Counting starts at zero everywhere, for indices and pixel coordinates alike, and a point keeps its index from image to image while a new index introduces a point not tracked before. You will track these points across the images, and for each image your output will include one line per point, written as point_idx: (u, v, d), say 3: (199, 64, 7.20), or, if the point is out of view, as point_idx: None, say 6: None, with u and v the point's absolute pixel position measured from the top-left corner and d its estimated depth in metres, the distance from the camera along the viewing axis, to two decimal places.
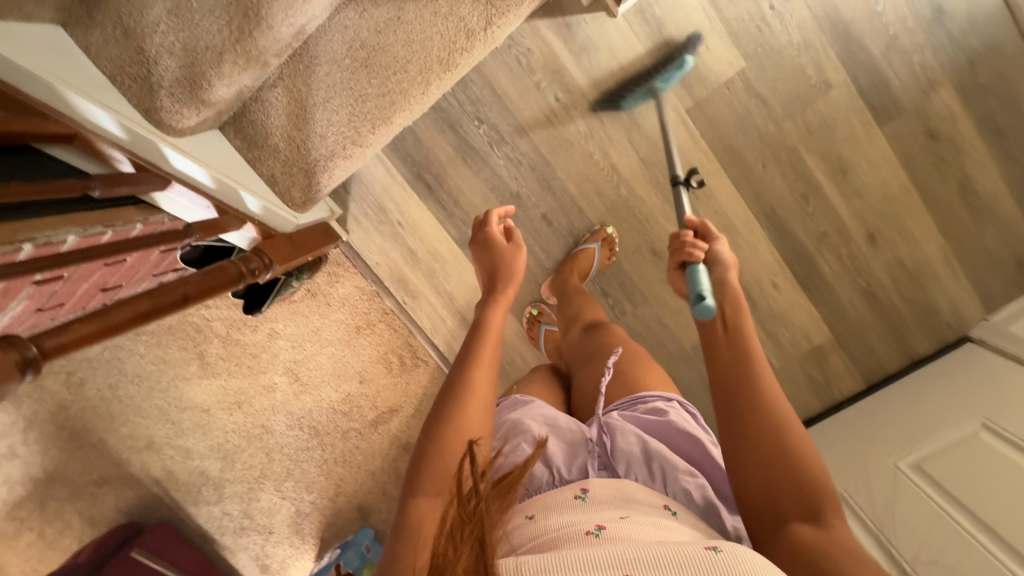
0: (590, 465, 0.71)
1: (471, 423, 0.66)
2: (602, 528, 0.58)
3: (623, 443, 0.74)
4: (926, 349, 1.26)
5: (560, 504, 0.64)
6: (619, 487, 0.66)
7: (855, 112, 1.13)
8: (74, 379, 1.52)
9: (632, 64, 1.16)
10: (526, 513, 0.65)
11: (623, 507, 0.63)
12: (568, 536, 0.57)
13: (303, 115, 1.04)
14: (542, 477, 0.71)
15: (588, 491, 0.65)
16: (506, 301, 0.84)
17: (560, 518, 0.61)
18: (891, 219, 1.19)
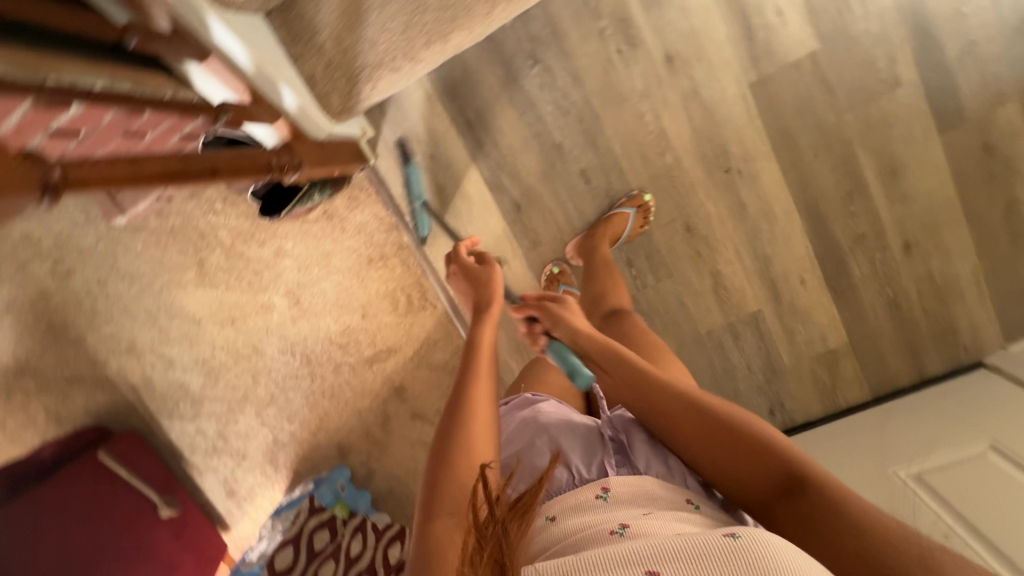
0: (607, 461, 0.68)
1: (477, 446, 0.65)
2: (626, 526, 0.56)
3: (638, 437, 0.71)
4: (937, 367, 1.26)
5: (581, 505, 0.61)
6: (640, 484, 0.63)
7: (917, 114, 1.11)
8: (60, 268, 1.43)
9: (703, 26, 1.11)
10: (547, 514, 0.63)
11: (644, 504, 0.61)
12: (592, 539, 0.55)
13: (356, 15, 0.97)
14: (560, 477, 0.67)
15: (610, 490, 0.62)
16: (493, 318, 0.85)
17: (581, 520, 0.59)
18: (930, 231, 1.18)
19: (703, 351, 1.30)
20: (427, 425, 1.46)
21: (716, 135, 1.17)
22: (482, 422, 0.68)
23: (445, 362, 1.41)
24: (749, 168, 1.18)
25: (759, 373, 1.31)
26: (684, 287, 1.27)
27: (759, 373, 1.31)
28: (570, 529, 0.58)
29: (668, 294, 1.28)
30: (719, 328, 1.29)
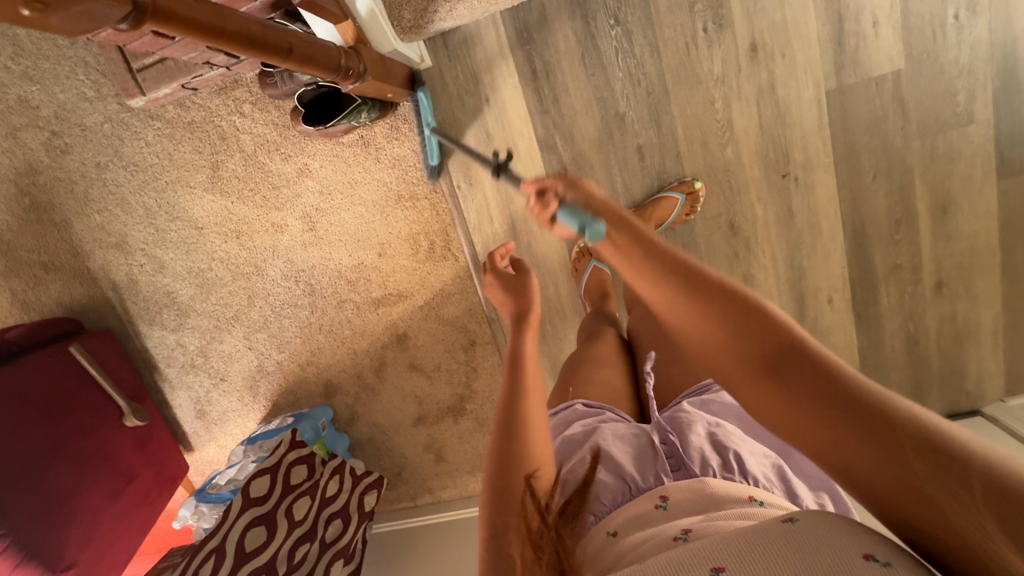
0: (662, 469, 0.64)
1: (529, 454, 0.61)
2: (688, 531, 0.52)
3: (689, 439, 0.67)
4: (938, 408, 1.28)
5: (639, 518, 0.57)
6: (698, 488, 0.58)
7: (981, 155, 1.11)
8: (56, 143, 1.32)
9: (795, 21, 1.08)
10: (608, 529, 0.58)
11: (702, 506, 0.56)
12: (655, 546, 0.51)
13: None
14: (616, 488, 0.63)
15: (668, 498, 0.58)
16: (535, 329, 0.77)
17: (644, 533, 0.54)
18: (965, 275, 1.19)
19: None
20: (423, 379, 1.42)
21: (782, 137, 1.14)
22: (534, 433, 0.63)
23: (455, 319, 1.36)
24: (807, 178, 1.16)
25: None
26: None
27: None
28: (634, 540, 0.54)
29: None
30: None
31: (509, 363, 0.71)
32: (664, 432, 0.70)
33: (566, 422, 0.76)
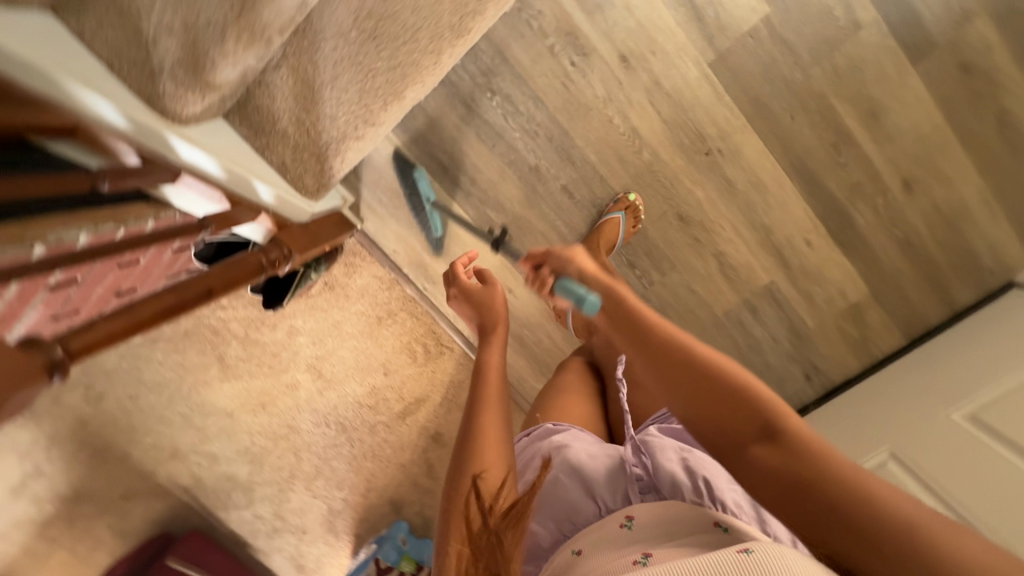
0: (630, 489, 0.66)
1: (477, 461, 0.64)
2: (649, 554, 0.51)
3: (661, 458, 0.67)
4: (965, 296, 1.23)
5: (604, 537, 0.58)
6: (662, 508, 0.60)
7: (885, 51, 1.09)
8: (92, 393, 1.44)
9: (650, 19, 1.11)
10: (572, 548, 0.59)
11: (668, 531, 0.57)
12: (614, 567, 0.51)
13: (311, 95, 0.99)
14: (587, 509, 0.66)
15: (634, 518, 0.60)
16: (496, 340, 0.85)
17: (606, 552, 0.55)
18: (927, 164, 1.15)
19: (725, 335, 1.29)
20: None
21: (688, 121, 1.16)
22: (485, 442, 0.66)
23: None
24: (729, 146, 1.16)
25: (783, 342, 1.30)
26: (690, 275, 1.26)
27: (784, 342, 1.30)
28: (595, 561, 0.54)
29: (676, 285, 1.27)
30: (736, 308, 1.28)
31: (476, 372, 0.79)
32: (638, 453, 0.70)
33: (539, 439, 0.81)
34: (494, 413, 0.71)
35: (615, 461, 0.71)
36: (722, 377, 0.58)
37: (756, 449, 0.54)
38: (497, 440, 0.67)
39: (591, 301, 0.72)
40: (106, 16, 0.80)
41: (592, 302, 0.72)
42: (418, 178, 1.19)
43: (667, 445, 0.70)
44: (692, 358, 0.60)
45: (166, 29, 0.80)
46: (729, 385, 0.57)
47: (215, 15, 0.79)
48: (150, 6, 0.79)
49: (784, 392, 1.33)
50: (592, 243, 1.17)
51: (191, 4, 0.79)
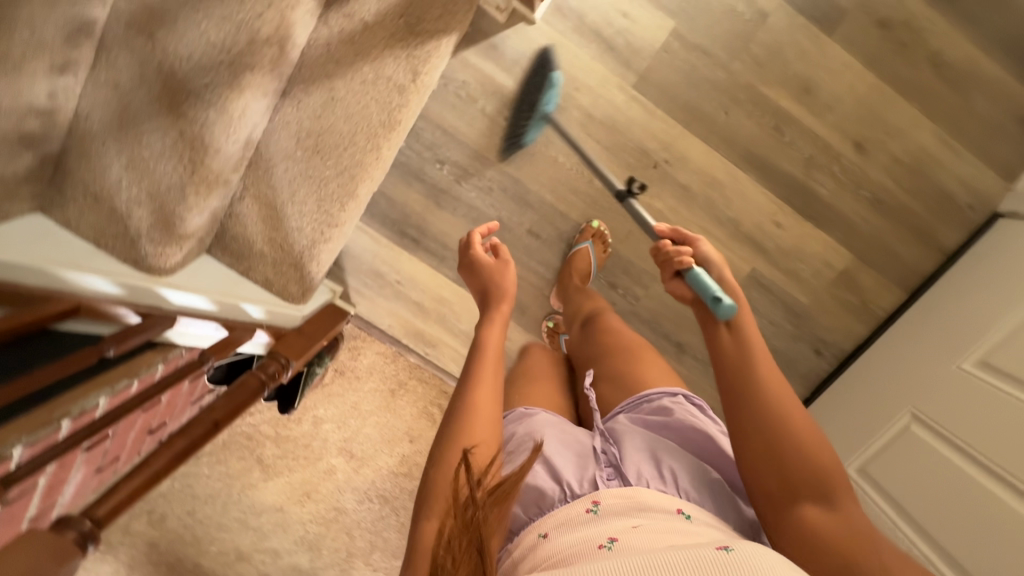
0: (598, 475, 0.63)
1: (467, 435, 0.63)
2: (615, 540, 0.50)
3: (631, 451, 0.67)
4: (951, 236, 1.22)
5: (570, 519, 0.56)
6: (630, 493, 0.58)
7: (798, 30, 1.11)
8: (154, 515, 1.40)
9: (567, 61, 1.16)
10: (538, 531, 0.56)
11: (635, 515, 0.55)
12: (581, 554, 0.49)
13: (276, 215, 1.09)
14: (553, 493, 0.60)
15: (600, 503, 0.57)
16: (501, 314, 0.84)
17: (572, 537, 0.52)
18: (873, 122, 1.16)
19: None
20: None
21: (628, 142, 1.19)
22: (478, 413, 0.66)
23: None
24: (673, 154, 1.20)
25: (782, 324, 1.30)
26: None
27: (784, 324, 1.30)
28: (562, 543, 0.52)
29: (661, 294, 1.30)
30: None
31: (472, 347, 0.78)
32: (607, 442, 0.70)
33: (506, 427, 0.76)
34: (488, 383, 0.70)
35: (582, 450, 0.69)
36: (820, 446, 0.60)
37: (807, 509, 0.57)
38: (489, 414, 0.67)
39: (730, 304, 0.74)
40: (84, 203, 0.92)
41: (730, 306, 0.74)
42: (553, 85, 1.08)
43: (636, 437, 0.69)
44: (787, 406, 0.63)
45: (136, 200, 0.92)
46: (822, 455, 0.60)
47: (174, 178, 0.90)
48: (119, 185, 0.91)
49: (798, 371, 1.32)
50: (564, 276, 1.23)
51: (151, 174, 0.90)
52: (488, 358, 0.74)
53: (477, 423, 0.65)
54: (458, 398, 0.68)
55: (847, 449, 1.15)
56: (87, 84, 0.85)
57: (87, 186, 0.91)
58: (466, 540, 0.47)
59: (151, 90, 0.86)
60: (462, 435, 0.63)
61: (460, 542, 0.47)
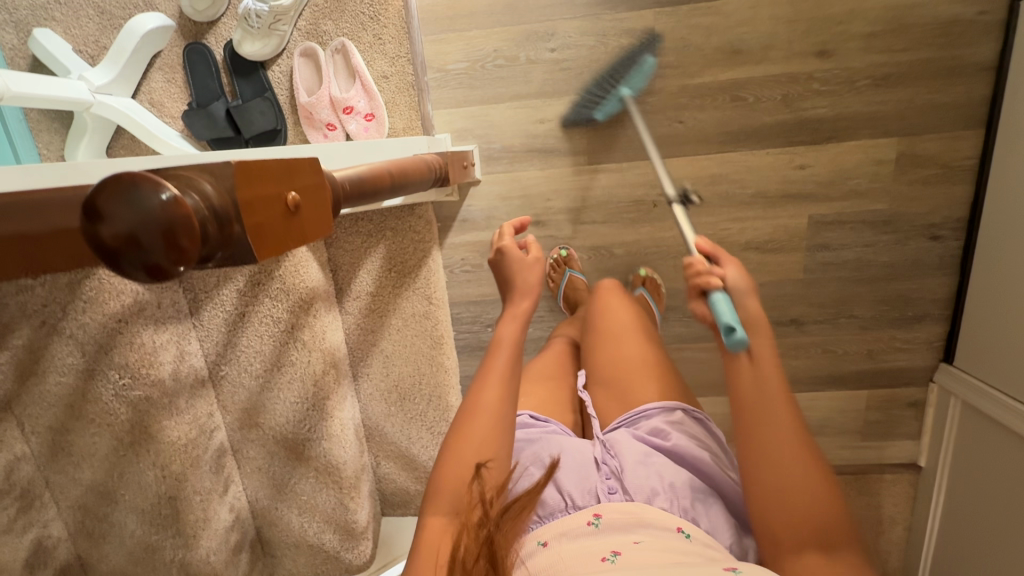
0: (599, 490, 0.63)
1: (470, 447, 0.61)
2: (618, 554, 0.53)
3: (636, 465, 0.66)
4: (985, 50, 1.06)
5: (572, 531, 0.57)
6: (631, 510, 0.59)
7: (689, 16, 1.09)
8: None
9: (524, 185, 1.23)
10: (539, 539, 0.58)
11: (636, 531, 0.57)
12: (582, 563, 0.52)
13: (409, 459, 1.25)
14: (554, 502, 0.62)
15: (602, 517, 0.58)
16: (519, 310, 0.78)
17: (574, 547, 0.55)
18: (820, 25, 1.07)
19: (821, 283, 1.24)
20: None
21: (619, 204, 1.22)
22: (489, 421, 0.63)
23: None
24: (664, 185, 1.20)
25: (877, 239, 1.20)
26: (746, 276, 1.25)
27: (880, 238, 1.20)
28: (560, 556, 0.54)
29: None
30: (809, 258, 1.23)
31: (495, 346, 0.72)
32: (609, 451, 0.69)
33: None
34: (501, 390, 0.66)
35: (585, 459, 0.68)
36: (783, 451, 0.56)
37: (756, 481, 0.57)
38: (498, 417, 0.63)
39: (741, 336, 0.63)
40: (293, 552, 1.14)
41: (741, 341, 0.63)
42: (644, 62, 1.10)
43: (637, 455, 0.67)
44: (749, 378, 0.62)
45: (320, 529, 1.11)
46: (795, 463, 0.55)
47: (331, 498, 1.09)
48: (304, 528, 1.11)
49: (926, 266, 1.21)
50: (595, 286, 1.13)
51: (316, 507, 1.09)
52: (504, 361, 0.69)
53: (483, 434, 0.62)
54: (466, 407, 0.65)
55: None
56: (244, 480, 1.08)
57: (287, 541, 1.13)
58: (479, 555, 0.49)
59: (281, 457, 1.06)
60: (469, 446, 0.61)
61: (473, 558, 0.49)
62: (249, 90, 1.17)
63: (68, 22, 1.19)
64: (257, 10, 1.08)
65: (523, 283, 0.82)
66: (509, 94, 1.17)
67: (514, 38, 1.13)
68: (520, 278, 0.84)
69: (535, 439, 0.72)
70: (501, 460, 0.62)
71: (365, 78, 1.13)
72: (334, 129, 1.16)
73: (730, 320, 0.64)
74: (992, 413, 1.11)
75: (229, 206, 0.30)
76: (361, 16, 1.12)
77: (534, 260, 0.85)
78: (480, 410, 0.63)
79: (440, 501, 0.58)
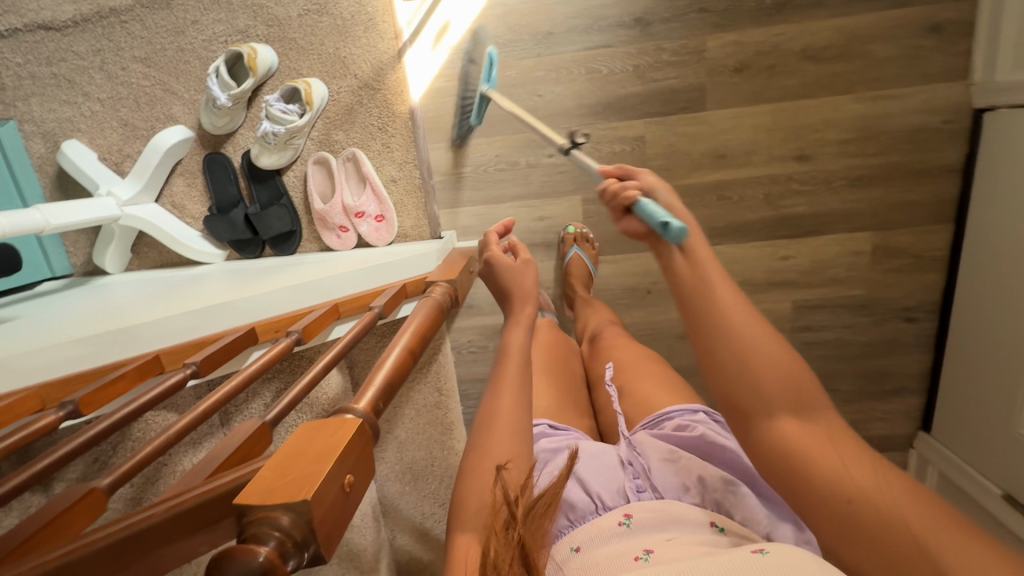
0: (627, 488, 0.63)
1: (489, 454, 0.59)
2: (651, 552, 0.51)
3: (661, 465, 0.65)
4: (951, 154, 1.14)
5: (603, 530, 0.57)
6: (663, 508, 0.59)
7: (676, 125, 1.17)
8: None
9: None
10: (571, 544, 0.57)
11: (668, 529, 0.56)
12: (617, 564, 0.50)
13: (423, 532, 1.32)
14: (583, 504, 0.61)
15: (632, 517, 0.57)
16: (525, 318, 0.76)
17: (608, 550, 0.53)
18: (798, 133, 1.15)
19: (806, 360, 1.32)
20: None
21: (615, 291, 1.30)
22: (500, 420, 0.61)
23: None
24: (657, 275, 1.28)
25: (856, 321, 1.28)
26: None
27: (859, 320, 1.28)
28: (593, 558, 0.53)
29: None
30: (794, 338, 1.31)
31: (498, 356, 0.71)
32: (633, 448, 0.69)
33: None
34: (516, 394, 0.64)
35: (611, 461, 0.68)
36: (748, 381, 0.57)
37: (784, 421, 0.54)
38: (517, 425, 0.61)
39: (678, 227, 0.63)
40: None
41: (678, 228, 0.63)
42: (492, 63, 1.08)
43: (662, 454, 0.68)
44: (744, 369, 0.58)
45: None
46: (762, 361, 0.55)
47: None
48: None
49: (903, 344, 1.29)
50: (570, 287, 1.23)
51: None
52: (516, 370, 0.68)
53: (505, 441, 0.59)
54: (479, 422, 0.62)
55: (1004, 412, 1.08)
56: None
57: None
58: (512, 556, 0.41)
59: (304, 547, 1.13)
60: (488, 452, 0.59)
61: (506, 559, 0.41)
62: (266, 195, 1.25)
63: (93, 132, 1.25)
64: (274, 132, 1.13)
65: (521, 289, 0.79)
66: (510, 195, 1.24)
67: (513, 145, 1.21)
68: (517, 282, 0.80)
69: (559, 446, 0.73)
70: (522, 461, 0.58)
71: (375, 184, 1.21)
72: (347, 231, 1.24)
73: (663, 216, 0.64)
74: (963, 485, 1.18)
75: (305, 533, 0.37)
76: (370, 126, 1.20)
77: (524, 259, 0.82)
78: (497, 417, 0.62)
79: (469, 518, 0.54)
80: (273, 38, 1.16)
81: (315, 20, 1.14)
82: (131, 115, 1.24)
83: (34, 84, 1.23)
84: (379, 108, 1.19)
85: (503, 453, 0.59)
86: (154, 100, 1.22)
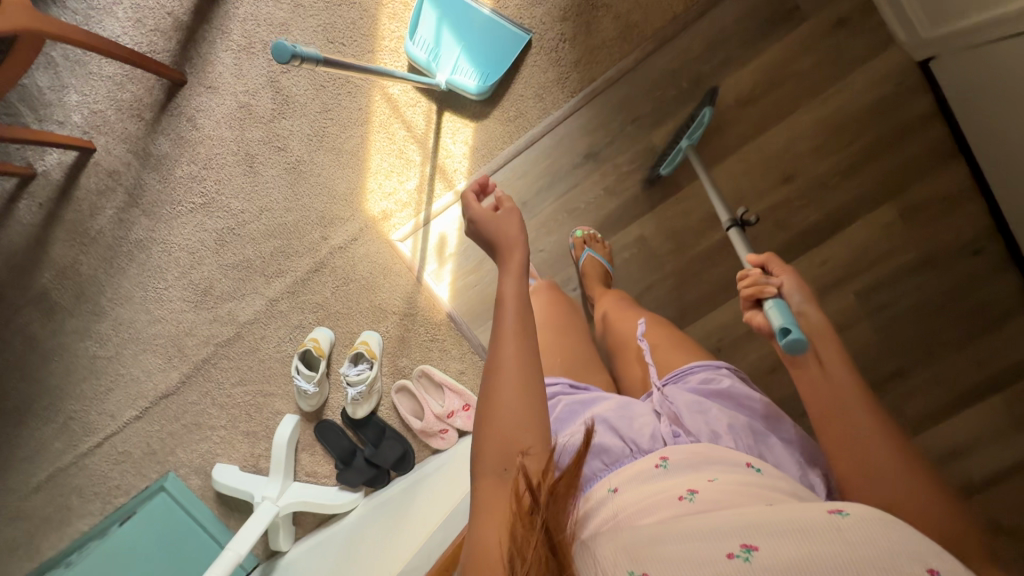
0: (663, 434, 0.70)
1: (505, 425, 0.59)
2: (694, 492, 0.57)
3: (689, 413, 0.72)
4: (919, 103, 1.18)
5: (639, 473, 0.63)
6: (700, 450, 0.65)
7: (665, 209, 1.26)
8: None
9: None
10: (608, 486, 0.63)
11: (705, 468, 0.62)
12: (662, 503, 0.57)
13: None
14: (619, 450, 0.68)
15: (668, 458, 0.64)
16: (514, 264, 0.73)
17: (648, 491, 0.60)
18: (775, 160, 1.23)
19: (901, 332, 1.24)
20: None
21: None
22: (510, 386, 0.61)
23: None
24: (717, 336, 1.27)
25: (925, 276, 1.23)
26: None
27: (927, 277, 1.23)
28: (634, 501, 0.59)
29: None
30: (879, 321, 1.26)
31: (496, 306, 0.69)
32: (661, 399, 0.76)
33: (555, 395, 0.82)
34: (520, 358, 0.63)
35: (643, 411, 0.74)
36: (828, 452, 0.62)
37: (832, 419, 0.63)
38: (523, 393, 0.60)
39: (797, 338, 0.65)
40: None
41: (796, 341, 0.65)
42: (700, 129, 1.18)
43: (688, 403, 0.74)
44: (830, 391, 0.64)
45: None
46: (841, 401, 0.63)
47: None
48: None
49: (984, 274, 1.21)
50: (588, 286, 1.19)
51: None
52: (515, 326, 0.66)
53: (517, 413, 0.59)
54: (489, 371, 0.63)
55: None
56: None
57: None
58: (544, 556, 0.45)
59: None
60: (504, 424, 0.59)
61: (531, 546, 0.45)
62: (372, 433, 1.42)
63: (227, 451, 1.47)
64: (359, 392, 1.34)
65: (508, 241, 0.75)
66: None
67: None
68: (503, 234, 0.76)
69: (591, 401, 0.79)
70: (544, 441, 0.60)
71: (450, 385, 1.35)
72: (447, 431, 1.37)
73: (789, 324, 0.67)
74: None
75: None
76: (425, 343, 1.37)
77: (508, 210, 0.77)
78: (507, 373, 0.62)
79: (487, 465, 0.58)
80: (324, 317, 1.39)
81: (346, 289, 1.37)
82: (248, 425, 1.46)
83: (173, 438, 1.48)
84: (424, 326, 1.37)
85: (522, 438, 0.59)
86: (260, 406, 1.45)
